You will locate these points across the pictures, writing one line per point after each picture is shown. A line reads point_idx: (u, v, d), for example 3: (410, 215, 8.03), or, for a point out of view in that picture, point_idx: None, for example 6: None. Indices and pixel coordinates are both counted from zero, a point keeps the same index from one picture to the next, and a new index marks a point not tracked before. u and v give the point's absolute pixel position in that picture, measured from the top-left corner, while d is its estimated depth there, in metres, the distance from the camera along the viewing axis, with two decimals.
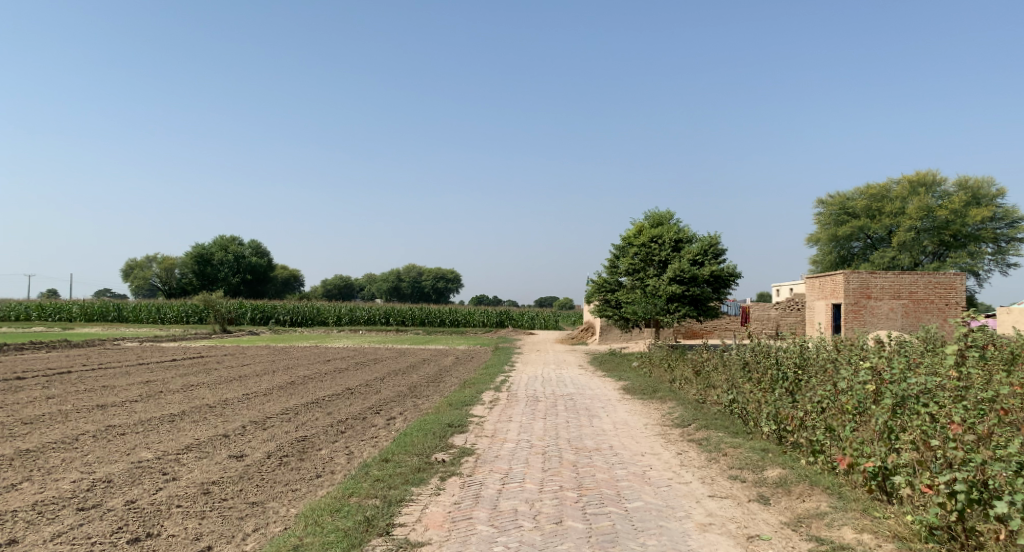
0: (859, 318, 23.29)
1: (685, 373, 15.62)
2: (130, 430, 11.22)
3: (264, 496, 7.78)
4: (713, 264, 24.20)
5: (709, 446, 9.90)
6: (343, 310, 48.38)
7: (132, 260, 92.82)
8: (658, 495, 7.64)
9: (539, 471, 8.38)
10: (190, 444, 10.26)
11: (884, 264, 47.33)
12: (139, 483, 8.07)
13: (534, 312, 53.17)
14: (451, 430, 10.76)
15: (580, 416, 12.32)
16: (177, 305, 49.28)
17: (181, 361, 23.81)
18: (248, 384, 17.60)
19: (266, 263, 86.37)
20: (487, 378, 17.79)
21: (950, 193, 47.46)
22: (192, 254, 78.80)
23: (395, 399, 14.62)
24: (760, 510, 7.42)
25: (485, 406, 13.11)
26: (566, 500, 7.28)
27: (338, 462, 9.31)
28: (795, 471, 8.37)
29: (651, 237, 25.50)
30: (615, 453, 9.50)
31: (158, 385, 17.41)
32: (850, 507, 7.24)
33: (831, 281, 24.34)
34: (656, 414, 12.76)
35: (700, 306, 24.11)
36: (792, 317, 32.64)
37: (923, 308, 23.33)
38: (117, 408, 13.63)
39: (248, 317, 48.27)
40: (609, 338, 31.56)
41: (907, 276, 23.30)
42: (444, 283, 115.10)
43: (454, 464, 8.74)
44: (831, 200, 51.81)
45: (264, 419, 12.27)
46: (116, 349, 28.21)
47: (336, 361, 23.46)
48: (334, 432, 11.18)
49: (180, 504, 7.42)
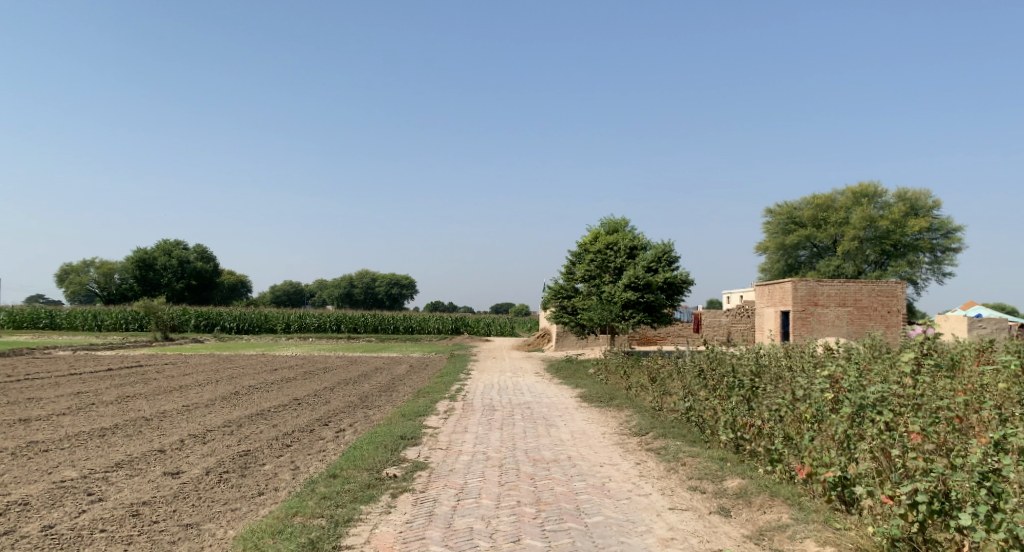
0: (806, 326, 23.50)
1: (641, 380, 15.45)
2: (55, 446, 10.59)
3: (199, 517, 7.30)
4: (667, 271, 24.21)
5: (668, 456, 9.65)
6: (292, 316, 47.32)
7: (69, 264, 89.57)
8: (619, 508, 7.34)
9: (495, 485, 8.04)
10: (121, 460, 9.73)
11: (828, 273, 48.23)
12: (60, 506, 7.72)
13: (488, 318, 52.82)
14: (403, 442, 10.35)
15: (537, 425, 12.01)
16: (116, 311, 47.61)
17: (117, 371, 22.78)
18: (187, 395, 16.85)
19: (212, 268, 84.42)
20: (442, 386, 17.37)
21: (891, 204, 48.61)
22: (134, 259, 76.34)
23: (344, 410, 14.14)
24: (721, 522, 7.05)
25: (438, 417, 12.72)
26: (524, 517, 6.95)
27: (282, 478, 8.83)
28: (755, 481, 8.07)
29: (607, 244, 25.40)
30: (573, 464, 9.20)
31: (90, 396, 16.54)
32: (811, 518, 6.82)
33: (779, 288, 24.52)
34: (613, 423, 12.52)
35: (654, 312, 24.09)
36: (742, 324, 32.96)
37: (866, 315, 23.69)
38: (43, 422, 12.85)
39: (192, 324, 46.89)
40: (565, 345, 31.40)
41: (852, 284, 23.64)
42: (397, 289, 113.99)
43: (406, 479, 8.34)
44: (778, 210, 52.63)
45: (204, 433, 11.69)
46: (47, 358, 27.01)
47: (283, 370, 22.76)
48: (279, 446, 10.66)
49: (103, 528, 6.99)
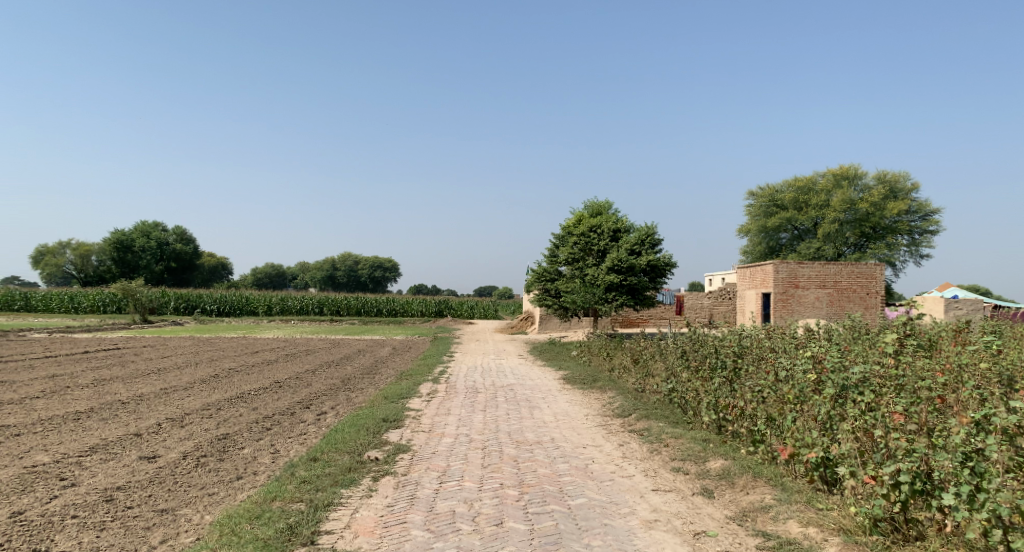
0: (787, 308, 23.59)
1: (624, 362, 15.43)
2: (28, 431, 10.40)
3: (175, 502, 7.21)
4: (650, 254, 24.16)
5: (651, 437, 9.63)
6: (274, 299, 46.94)
7: (44, 246, 88.15)
8: (602, 490, 7.28)
9: (478, 467, 7.96)
10: (96, 444, 9.54)
11: (809, 255, 48.48)
12: (31, 491, 7.57)
13: (471, 300, 52.67)
14: (385, 425, 10.24)
15: (521, 407, 11.96)
16: (93, 294, 47.00)
17: (94, 353, 22.47)
18: (166, 378, 16.63)
19: (191, 250, 83.57)
20: (425, 368, 17.29)
21: (871, 186, 48.83)
22: (111, 241, 75.16)
23: (326, 392, 14.02)
24: (704, 503, 6.96)
25: (421, 399, 12.63)
26: (507, 499, 6.87)
27: (261, 462, 8.72)
28: (738, 462, 8.03)
29: (590, 227, 25.32)
30: (556, 446, 9.15)
31: (65, 379, 16.28)
32: (793, 499, 6.75)
33: (761, 270, 24.57)
34: (596, 404, 12.49)
35: (637, 295, 24.07)
36: (724, 306, 33.10)
37: (846, 297, 23.82)
38: (17, 405, 12.63)
39: (172, 307, 46.35)
40: (548, 327, 31.36)
41: (832, 266, 23.75)
42: (379, 272, 113.42)
43: (388, 462, 8.25)
44: (761, 192, 52.78)
45: (182, 416, 11.52)
46: (22, 340, 26.59)
47: (264, 353, 22.53)
48: (259, 429, 10.52)
49: (76, 514, 6.90)
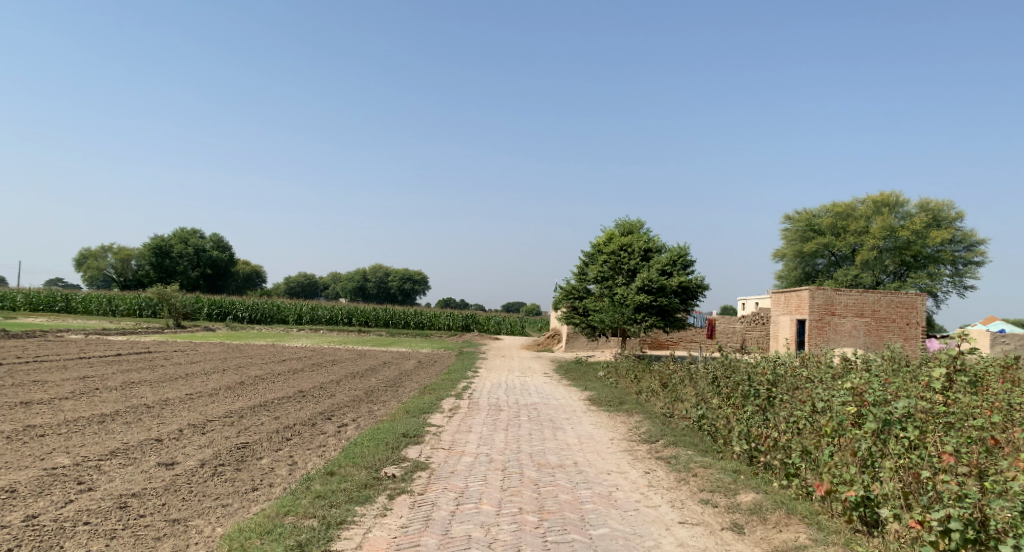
0: (822, 335, 23.00)
1: (652, 385, 15.06)
2: (52, 431, 10.39)
3: (188, 512, 7.06)
4: (681, 275, 23.78)
5: (678, 466, 9.28)
6: (304, 308, 47.20)
7: (86, 248, 89.90)
8: (625, 520, 6.97)
9: (497, 489, 7.71)
10: (117, 448, 9.47)
11: (846, 282, 47.49)
12: (47, 494, 7.47)
13: (500, 316, 52.44)
14: (405, 440, 10.02)
15: (544, 428, 11.67)
16: (130, 297, 47.70)
17: (125, 356, 22.69)
18: (192, 383, 16.64)
19: (227, 258, 84.70)
20: (449, 383, 17.10)
21: (913, 214, 47.78)
22: (151, 247, 76.35)
23: (349, 404, 13.87)
24: (734, 539, 6.60)
25: (443, 415, 12.41)
26: (526, 526, 6.60)
27: (278, 474, 8.54)
28: (770, 496, 7.65)
29: (621, 245, 25.00)
30: (579, 471, 8.85)
31: (94, 381, 16.37)
32: (830, 540, 6.36)
33: (796, 296, 23.98)
34: (622, 428, 12.16)
35: (667, 316, 23.67)
36: (756, 331, 32.43)
37: (884, 326, 23.19)
38: (44, 406, 12.66)
39: (205, 313, 46.79)
40: (575, 346, 31.01)
41: (870, 294, 23.13)
42: (409, 284, 113.80)
43: (405, 480, 8.02)
44: (797, 216, 51.92)
45: (204, 423, 11.42)
46: (58, 340, 26.96)
47: (291, 362, 22.51)
48: (279, 440, 10.37)
49: (88, 520, 6.77)
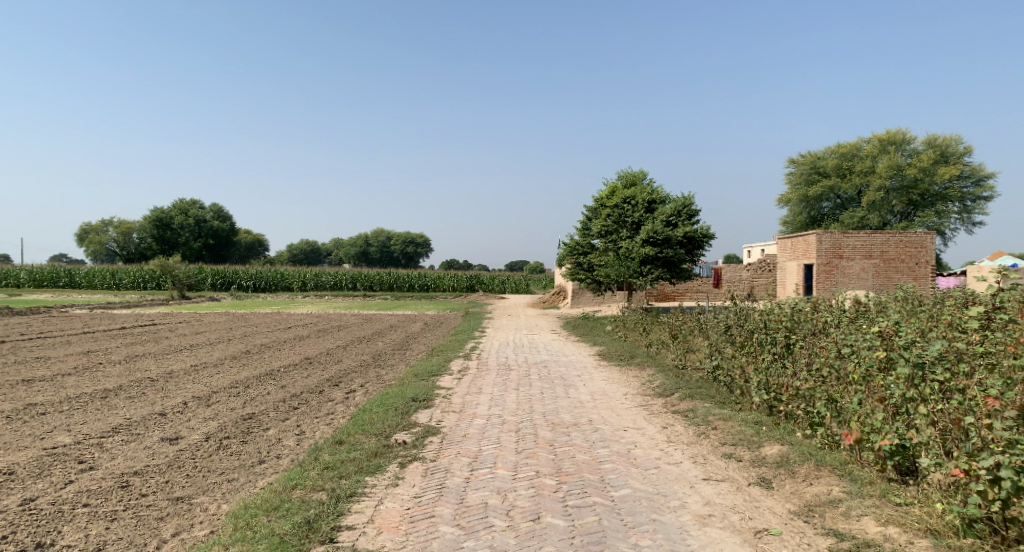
0: (830, 279, 22.67)
1: (662, 337, 14.76)
2: (53, 409, 10.14)
3: (191, 490, 6.79)
4: (687, 225, 23.27)
5: (696, 419, 8.97)
6: (307, 275, 46.96)
7: (87, 223, 89.46)
8: (647, 480, 6.65)
9: (512, 453, 7.42)
10: (120, 424, 9.20)
11: (853, 225, 47.03)
12: (47, 475, 7.21)
13: (503, 275, 52.12)
14: (414, 405, 9.73)
15: (555, 386, 11.37)
16: (133, 271, 47.49)
17: (131, 329, 22.49)
18: (197, 354, 16.40)
19: (228, 227, 84.24)
20: (457, 345, 16.84)
21: (920, 151, 47.01)
22: (151, 219, 75.87)
23: (356, 369, 13.60)
24: (763, 495, 6.29)
25: (452, 376, 12.13)
26: (544, 490, 6.30)
27: (286, 445, 8.27)
28: (796, 448, 7.33)
29: (624, 198, 24.53)
30: (595, 429, 8.55)
31: (98, 356, 16.14)
32: (866, 492, 6.04)
33: (803, 241, 23.54)
34: (635, 382, 11.85)
35: (673, 268, 23.28)
36: (763, 278, 31.99)
37: (893, 268, 22.72)
38: (46, 383, 12.41)
39: (209, 283, 46.46)
40: (581, 302, 30.72)
41: (879, 235, 22.64)
42: (412, 247, 113.32)
43: (416, 446, 7.74)
44: (802, 159, 51.22)
45: (209, 395, 11.14)
46: (62, 316, 26.77)
47: (297, 329, 22.26)
48: (286, 409, 10.09)
49: (88, 502, 6.50)
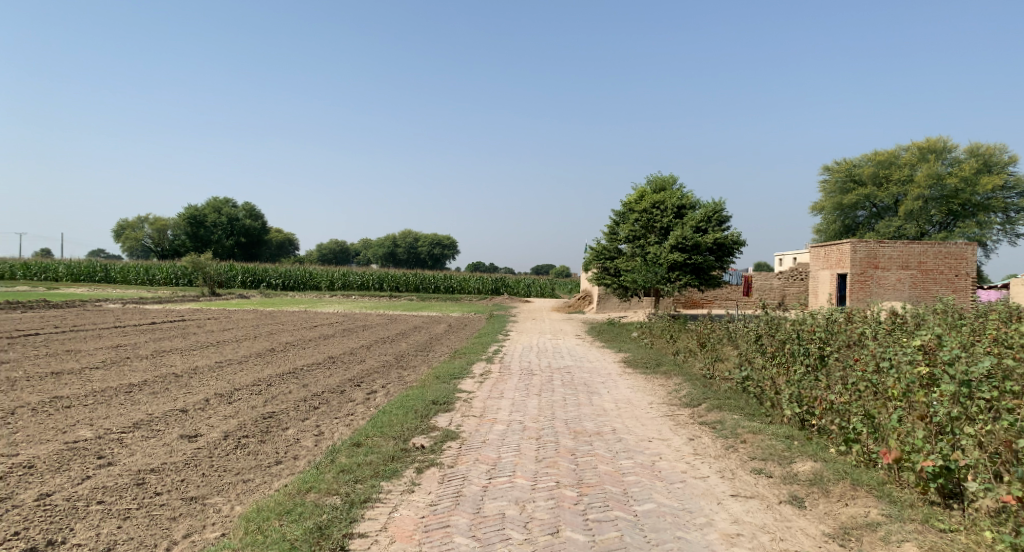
0: (864, 290, 22.12)
1: (690, 345, 14.45)
2: (77, 402, 10.14)
3: (206, 490, 6.67)
4: (717, 231, 22.89)
5: (724, 432, 8.69)
6: (336, 275, 47.16)
7: (124, 219, 90.99)
8: (672, 494, 6.40)
9: (532, 461, 7.21)
10: (142, 420, 9.15)
11: (889, 235, 46.05)
12: (65, 470, 7.15)
13: (529, 278, 51.89)
14: (435, 408, 9.55)
15: (579, 392, 11.15)
16: (166, 267, 48.13)
17: (160, 324, 22.69)
18: (222, 351, 16.40)
19: (260, 226, 85.12)
20: (480, 347, 16.66)
21: (961, 160, 45.95)
22: (185, 216, 76.85)
23: (378, 370, 13.49)
24: (795, 514, 6.01)
25: (474, 380, 11.96)
26: (564, 502, 6.09)
27: (303, 446, 8.14)
28: (830, 465, 7.02)
29: (653, 203, 24.21)
30: (618, 439, 8.30)
31: (127, 350, 16.23)
32: (906, 516, 5.74)
33: (837, 250, 23.00)
34: (660, 391, 11.58)
35: (702, 275, 22.93)
36: (795, 287, 31.37)
37: (931, 279, 22.12)
38: (73, 375, 12.48)
39: (239, 281, 46.86)
40: (607, 307, 30.41)
41: (916, 245, 22.07)
42: (440, 249, 113.52)
43: (435, 451, 7.55)
44: (837, 166, 50.35)
45: (231, 392, 11.09)
46: (95, 309, 27.15)
47: (322, 328, 22.27)
48: (306, 408, 9.99)
49: (102, 499, 6.41)
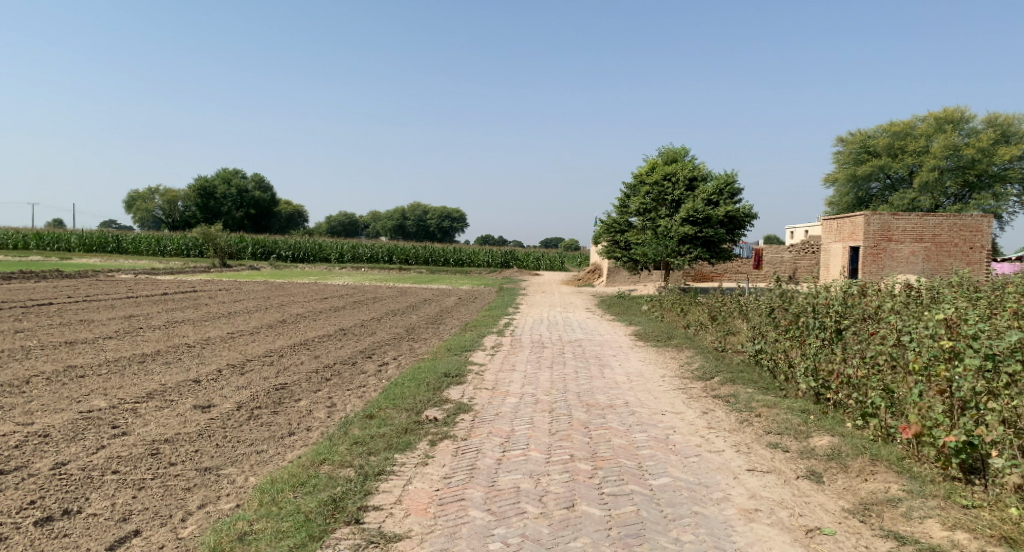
0: (877, 263, 21.92)
1: (701, 319, 14.35)
2: (91, 372, 10.15)
3: (220, 460, 6.67)
4: (729, 204, 22.68)
5: (739, 405, 8.62)
6: (345, 247, 47.14)
7: (134, 190, 91.11)
8: (688, 469, 6.35)
9: (546, 434, 7.16)
10: (155, 390, 9.16)
11: (903, 207, 45.61)
12: (80, 439, 7.16)
13: (538, 251, 51.76)
14: (447, 381, 9.52)
15: (591, 365, 11.10)
16: (176, 238, 48.23)
17: (172, 295, 22.74)
18: (234, 322, 16.43)
19: (269, 198, 85.12)
20: (491, 320, 16.62)
21: (979, 131, 45.30)
22: (194, 187, 76.82)
23: (389, 342, 13.46)
24: (813, 490, 5.96)
25: (486, 352, 11.93)
26: (579, 476, 6.05)
27: (316, 418, 8.13)
28: (849, 440, 6.96)
29: (664, 175, 23.99)
30: (631, 412, 8.25)
31: (139, 320, 16.27)
32: (928, 492, 5.68)
33: (850, 223, 22.76)
34: (673, 364, 11.51)
35: (712, 248, 22.77)
36: (806, 260, 31.15)
37: (946, 252, 21.88)
38: (86, 345, 12.50)
39: (249, 252, 46.87)
40: (617, 280, 30.30)
41: (931, 218, 21.80)
42: (449, 221, 113.28)
43: (448, 424, 7.52)
44: (851, 137, 49.84)
45: (243, 363, 11.09)
46: (107, 279, 27.26)
47: (333, 299, 22.27)
48: (318, 380, 9.98)
49: (118, 469, 6.42)
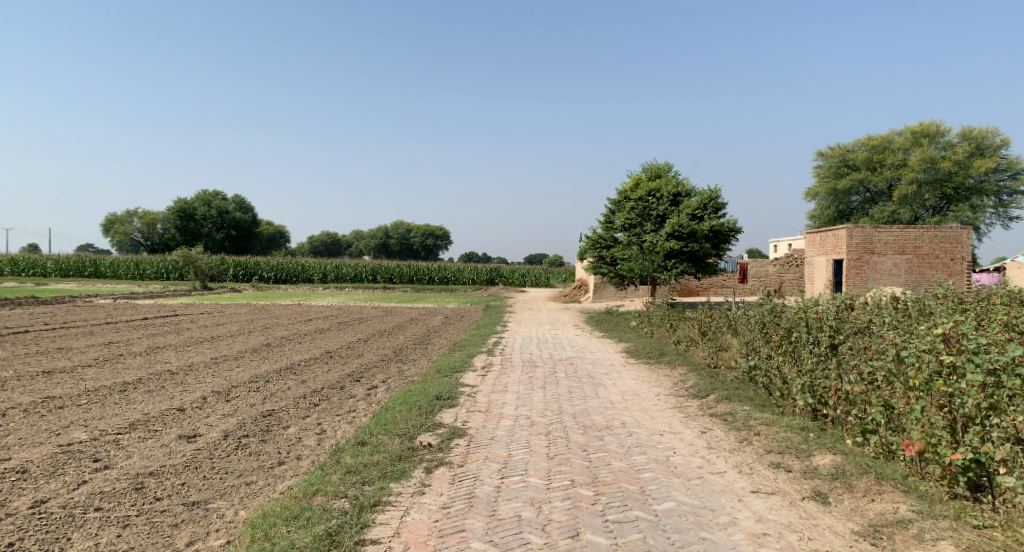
0: (861, 276, 21.98)
1: (691, 335, 14.26)
2: (70, 403, 9.85)
3: (208, 494, 6.45)
4: (713, 219, 22.68)
5: (737, 424, 8.50)
6: (328, 267, 46.83)
7: (113, 213, 90.02)
8: (691, 491, 6.21)
9: (544, 459, 7.00)
10: (138, 420, 8.89)
11: (883, 220, 46.06)
12: (60, 475, 6.90)
13: (523, 267, 51.67)
14: (438, 404, 9.32)
15: (584, 385, 10.94)
16: (157, 261, 47.70)
17: (153, 319, 22.35)
18: (217, 347, 16.13)
19: (250, 219, 84.55)
20: (479, 339, 16.43)
21: (955, 143, 45.86)
22: (175, 210, 76.10)
23: (377, 364, 13.23)
24: (820, 512, 5.83)
25: (477, 373, 11.75)
26: (582, 502, 5.89)
27: (305, 445, 7.90)
28: (851, 458, 6.85)
29: (648, 190, 23.97)
30: (629, 433, 8.10)
31: (120, 347, 15.92)
32: (938, 512, 5.57)
33: (832, 236, 22.83)
34: (666, 382, 11.38)
35: (698, 262, 22.75)
36: (790, 273, 31.25)
37: (927, 264, 21.98)
38: (65, 374, 12.17)
39: (231, 274, 46.42)
40: (603, 297, 30.22)
41: (912, 230, 21.92)
42: (431, 240, 113.08)
43: (442, 450, 7.33)
44: (831, 152, 50.38)
45: (228, 389, 10.83)
46: (86, 305, 26.78)
47: (318, 321, 21.99)
48: (306, 406, 9.74)
49: (101, 505, 6.18)
